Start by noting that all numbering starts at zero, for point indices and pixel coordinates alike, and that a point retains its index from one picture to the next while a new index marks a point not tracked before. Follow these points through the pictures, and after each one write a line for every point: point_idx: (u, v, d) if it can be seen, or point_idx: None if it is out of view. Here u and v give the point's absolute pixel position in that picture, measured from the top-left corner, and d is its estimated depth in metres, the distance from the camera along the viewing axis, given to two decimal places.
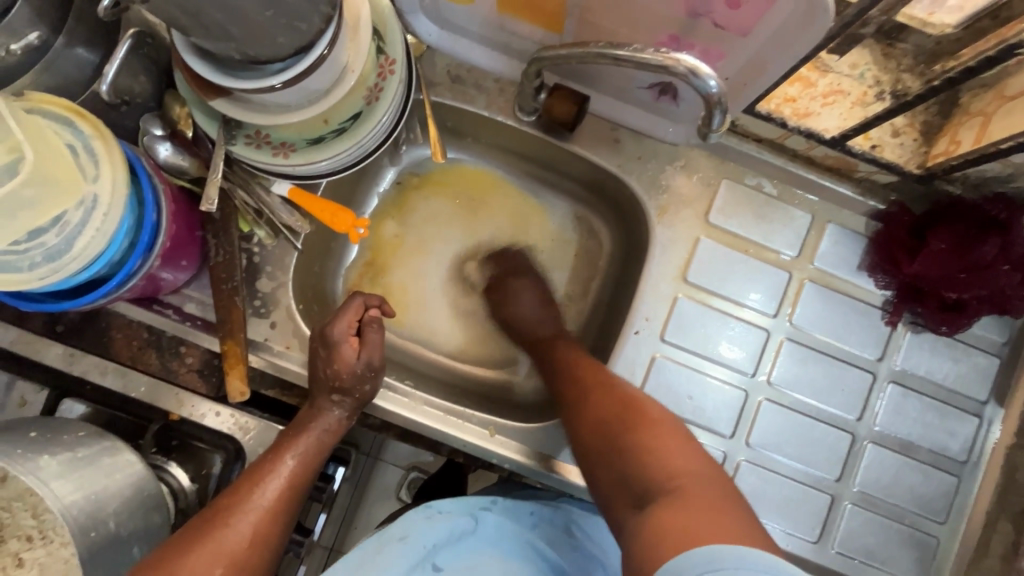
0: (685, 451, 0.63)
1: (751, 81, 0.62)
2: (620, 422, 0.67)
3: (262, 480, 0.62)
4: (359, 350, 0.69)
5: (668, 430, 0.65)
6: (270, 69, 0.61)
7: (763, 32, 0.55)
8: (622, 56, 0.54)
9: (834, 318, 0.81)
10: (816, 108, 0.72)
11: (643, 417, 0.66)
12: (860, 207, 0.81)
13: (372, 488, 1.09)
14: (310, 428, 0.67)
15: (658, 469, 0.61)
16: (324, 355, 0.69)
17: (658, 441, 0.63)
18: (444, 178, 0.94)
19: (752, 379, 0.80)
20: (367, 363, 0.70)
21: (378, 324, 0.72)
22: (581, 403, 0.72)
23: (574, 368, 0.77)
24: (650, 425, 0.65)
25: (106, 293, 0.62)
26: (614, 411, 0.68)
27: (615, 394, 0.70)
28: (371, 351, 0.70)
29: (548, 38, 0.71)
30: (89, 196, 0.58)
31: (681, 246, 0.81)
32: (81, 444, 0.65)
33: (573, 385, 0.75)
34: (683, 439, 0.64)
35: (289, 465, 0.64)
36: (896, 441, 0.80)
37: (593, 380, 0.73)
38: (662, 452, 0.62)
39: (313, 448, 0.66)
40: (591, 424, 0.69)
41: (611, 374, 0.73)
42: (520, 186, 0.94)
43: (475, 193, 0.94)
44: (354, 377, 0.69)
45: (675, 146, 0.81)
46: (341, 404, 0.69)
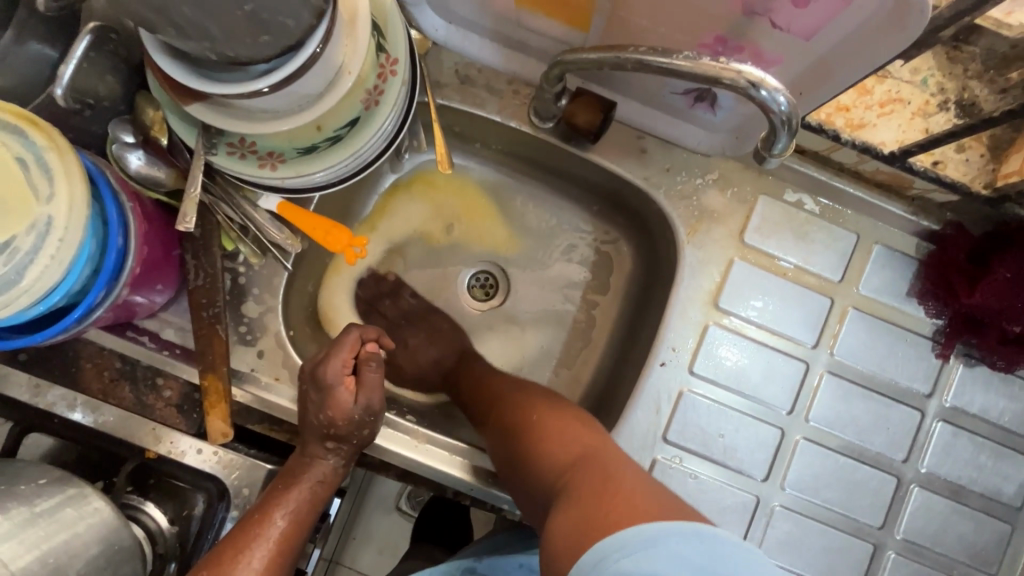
0: (581, 439, 0.59)
1: (808, 91, 0.54)
2: (516, 429, 0.64)
3: (248, 544, 0.55)
4: (356, 393, 0.61)
5: (558, 424, 0.62)
6: (253, 70, 0.53)
7: (833, 35, 0.47)
8: (668, 64, 0.46)
9: (879, 349, 0.74)
10: (871, 119, 0.64)
11: (532, 418, 0.64)
12: (911, 227, 0.73)
13: (371, 500, 1.01)
14: (300, 481, 0.60)
15: (553, 466, 0.58)
16: (317, 400, 0.61)
17: (547, 441, 0.60)
18: (433, 186, 0.85)
19: (788, 417, 0.73)
20: (366, 408, 0.61)
21: (377, 360, 0.62)
22: (484, 418, 0.69)
23: (474, 382, 0.74)
24: (538, 430, 0.62)
25: (66, 328, 0.54)
26: (509, 419, 0.65)
27: (509, 400, 0.68)
28: (371, 395, 0.61)
29: (570, 36, 0.62)
30: (42, 219, 0.50)
31: (713, 268, 0.73)
32: (41, 495, 0.58)
33: (478, 399, 0.72)
34: (576, 427, 0.61)
35: (280, 526, 0.57)
36: (945, 485, 0.73)
37: (491, 388, 0.71)
38: (555, 450, 0.59)
39: (305, 502, 0.59)
40: (494, 437, 0.67)
41: (510, 382, 0.71)
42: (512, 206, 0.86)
43: (467, 203, 0.86)
44: (353, 423, 0.61)
45: (708, 157, 0.73)
46: (335, 453, 0.61)
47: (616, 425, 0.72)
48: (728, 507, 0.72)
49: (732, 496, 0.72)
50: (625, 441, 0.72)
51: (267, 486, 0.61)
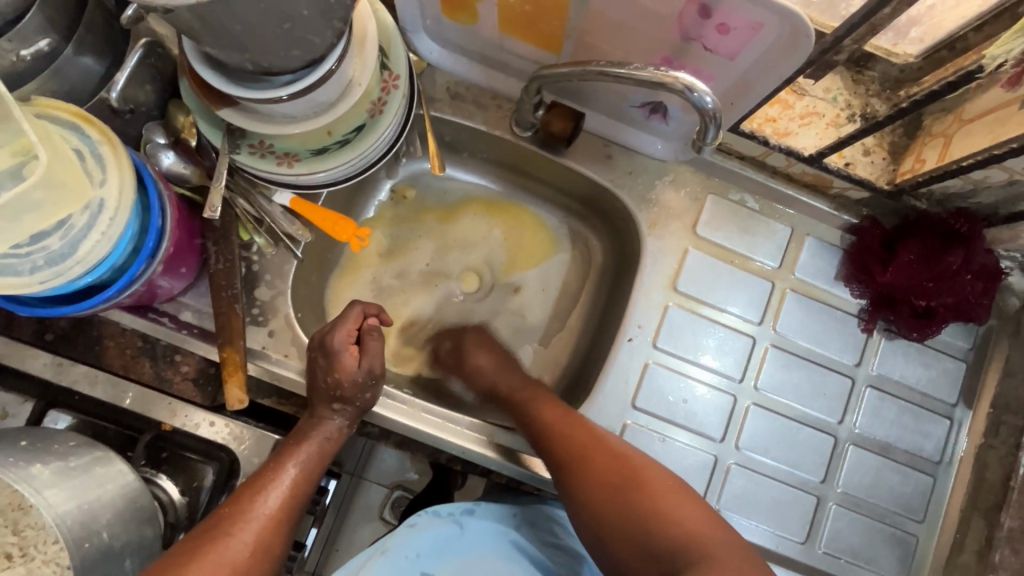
0: (692, 508, 0.66)
1: (736, 102, 0.67)
2: (628, 488, 0.68)
3: (262, 487, 0.63)
4: (359, 358, 0.70)
5: (665, 489, 0.68)
6: (278, 80, 0.63)
7: (749, 56, 0.59)
8: (623, 74, 0.58)
9: (815, 324, 0.86)
10: (794, 128, 0.78)
11: (642, 480, 0.69)
12: (836, 221, 0.87)
13: (356, 507, 1.05)
14: (310, 437, 0.68)
15: (678, 532, 0.64)
16: (327, 366, 0.70)
17: (669, 507, 0.66)
18: (494, 207, 0.97)
19: (740, 385, 0.84)
20: (369, 370, 0.70)
21: (378, 331, 0.73)
22: (572, 468, 0.71)
23: (546, 425, 0.75)
24: (654, 491, 0.67)
25: (106, 299, 0.62)
26: (611, 474, 0.69)
27: (606, 457, 0.71)
28: (373, 360, 0.71)
29: (545, 58, 0.74)
30: (95, 201, 0.59)
31: (671, 257, 0.85)
32: (72, 454, 0.64)
33: (562, 448, 0.73)
34: (682, 493, 0.68)
35: (291, 473, 0.65)
36: (875, 442, 0.84)
37: (577, 434, 0.73)
38: (672, 514, 0.65)
39: (314, 455, 0.67)
40: (591, 491, 0.69)
41: (590, 428, 0.74)
42: (570, 230, 0.97)
43: (513, 233, 0.97)
44: (361, 384, 0.70)
45: (664, 163, 0.85)
46: (340, 412, 0.70)
47: (591, 395, 0.82)
48: (691, 466, 0.81)
49: (693, 456, 0.81)
50: (599, 407, 0.81)
51: (279, 443, 0.69)
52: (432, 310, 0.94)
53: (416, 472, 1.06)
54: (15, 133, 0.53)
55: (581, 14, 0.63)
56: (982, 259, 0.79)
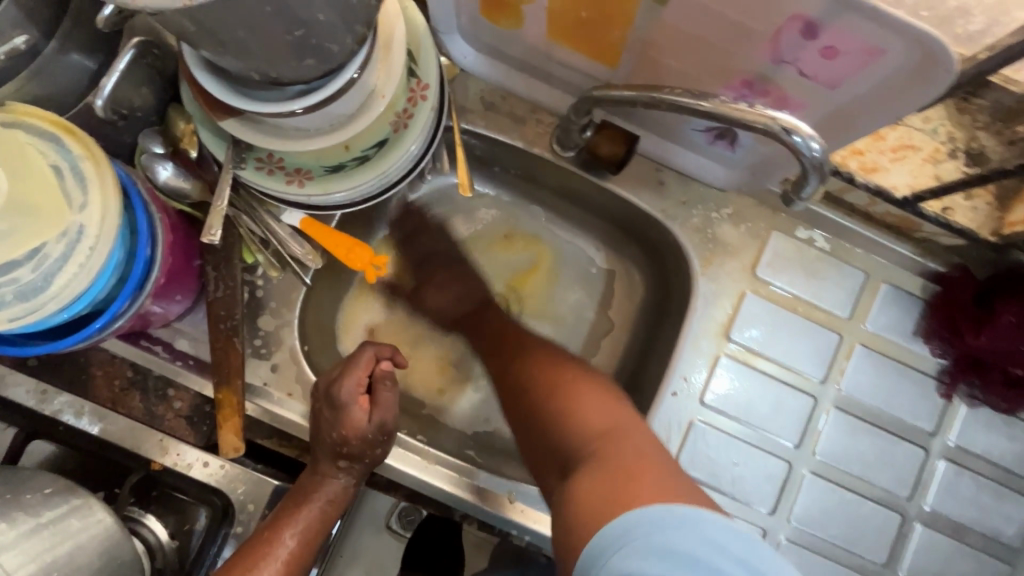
0: (613, 411, 0.62)
1: (834, 136, 0.55)
2: (558, 391, 0.65)
3: (257, 562, 0.57)
4: (370, 412, 0.62)
5: (589, 395, 0.64)
6: (289, 91, 0.54)
7: (858, 85, 0.48)
8: (703, 107, 0.48)
9: (886, 385, 0.75)
10: (884, 163, 0.67)
11: (568, 382, 0.65)
12: (917, 269, 0.76)
13: None
14: (311, 501, 0.61)
15: (583, 433, 0.61)
16: (332, 421, 0.62)
17: (576, 404, 0.63)
18: (518, 231, 0.87)
19: (795, 450, 0.74)
20: (379, 427, 0.62)
21: (390, 378, 0.64)
22: (502, 375, 0.71)
23: (482, 326, 0.76)
24: (569, 389, 0.65)
25: (88, 337, 0.54)
26: (530, 372, 0.68)
27: (545, 363, 0.68)
28: (384, 414, 0.63)
29: (598, 71, 0.64)
30: (74, 227, 0.50)
31: (725, 300, 0.75)
32: (46, 506, 0.57)
33: (489, 347, 0.74)
34: (606, 397, 0.64)
35: (288, 544, 0.59)
36: (947, 523, 0.74)
37: (519, 344, 0.72)
38: (585, 413, 0.62)
39: (316, 521, 0.61)
40: (511, 389, 0.69)
41: (530, 335, 0.73)
42: (605, 257, 0.87)
43: (541, 259, 0.88)
44: (374, 441, 0.62)
45: (723, 192, 0.75)
46: (347, 471, 0.63)
47: None
48: None
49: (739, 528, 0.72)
50: None
51: (284, 496, 0.62)
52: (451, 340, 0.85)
53: None
54: None
55: (648, 24, 0.53)
56: None
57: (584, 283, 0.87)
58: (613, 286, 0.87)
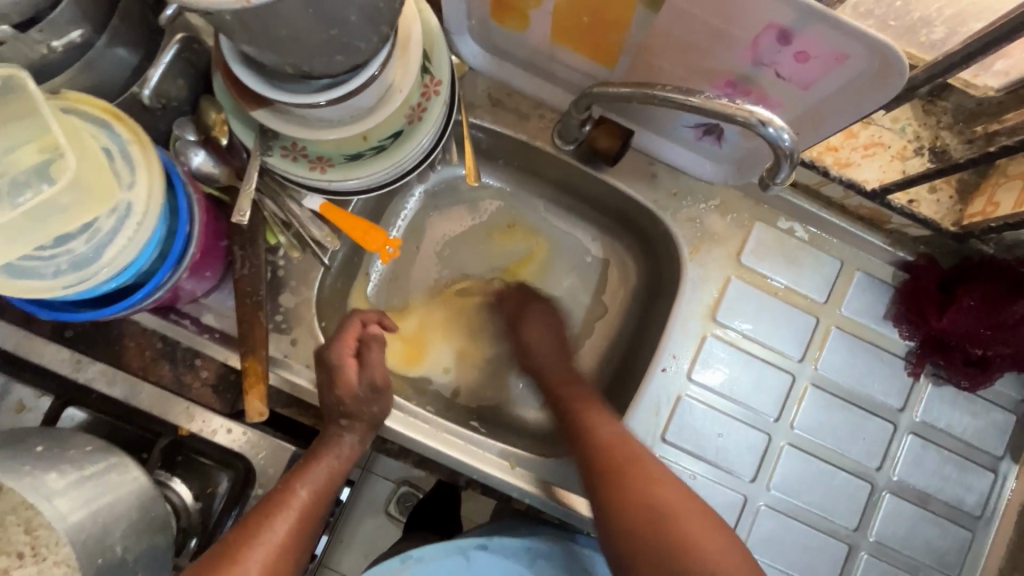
0: (699, 517, 0.65)
1: (804, 132, 0.62)
2: (645, 492, 0.67)
3: (273, 510, 0.62)
4: (360, 370, 0.68)
5: (674, 495, 0.67)
6: (316, 84, 0.60)
7: (828, 86, 0.55)
8: (689, 102, 0.54)
9: (858, 365, 0.81)
10: (857, 159, 0.73)
11: (652, 481, 0.68)
12: (888, 258, 0.82)
13: (360, 501, 1.00)
14: (322, 458, 0.66)
15: (675, 541, 0.63)
16: (327, 382, 0.67)
17: (668, 506, 0.66)
18: (519, 222, 0.93)
19: (775, 423, 0.80)
20: (370, 384, 0.68)
21: (378, 341, 0.71)
22: (589, 465, 0.71)
23: (571, 413, 0.77)
24: (655, 489, 0.67)
25: (131, 305, 0.59)
26: (625, 471, 0.69)
27: (635, 465, 0.69)
28: (374, 371, 0.68)
29: (597, 71, 0.70)
30: (123, 203, 0.56)
31: (712, 285, 0.81)
32: (88, 461, 0.62)
33: (574, 434, 0.75)
34: (691, 500, 0.67)
35: (301, 496, 0.63)
36: (913, 492, 0.81)
37: (605, 440, 0.72)
38: (678, 518, 0.65)
39: (329, 477, 0.65)
40: (603, 485, 0.69)
41: (616, 425, 0.74)
42: (602, 245, 0.93)
43: (541, 247, 0.94)
44: (369, 398, 0.68)
45: (711, 185, 0.81)
46: (349, 430, 0.67)
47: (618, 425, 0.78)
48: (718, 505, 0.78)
49: (723, 494, 0.78)
50: None
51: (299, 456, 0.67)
52: (456, 321, 0.90)
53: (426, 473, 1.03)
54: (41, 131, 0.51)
55: (644, 29, 0.59)
56: None
57: (582, 271, 0.93)
58: (608, 273, 0.93)
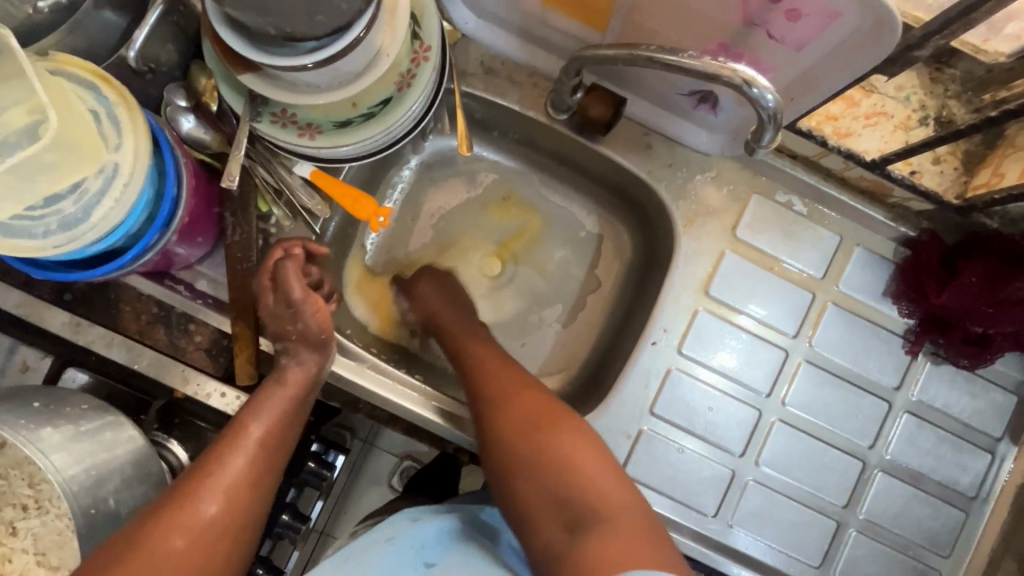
0: (605, 466, 0.64)
1: (799, 96, 0.60)
2: (545, 434, 0.65)
3: (228, 445, 0.63)
4: (272, 289, 0.70)
5: (575, 443, 0.65)
6: (302, 47, 0.59)
7: (822, 47, 0.53)
8: (675, 62, 0.52)
9: (854, 342, 0.80)
10: (857, 129, 0.71)
11: (555, 429, 0.66)
12: (890, 233, 0.80)
13: (365, 474, 1.04)
14: (271, 392, 0.67)
15: (583, 490, 0.62)
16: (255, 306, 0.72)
17: (566, 454, 0.64)
18: (514, 197, 0.93)
19: (766, 399, 0.79)
20: (285, 300, 0.69)
21: (291, 257, 0.71)
22: (496, 410, 0.69)
23: (484, 367, 0.74)
24: (551, 435, 0.65)
25: (121, 266, 0.61)
26: (524, 416, 0.67)
27: (518, 418, 0.67)
28: (282, 287, 0.69)
29: (589, 36, 0.68)
30: (109, 164, 0.56)
31: (706, 258, 0.79)
32: (84, 418, 0.63)
33: (482, 385, 0.72)
34: (595, 446, 0.65)
35: (257, 431, 0.64)
36: (906, 471, 0.80)
37: (507, 387, 0.70)
38: (581, 469, 0.63)
39: (280, 409, 0.66)
40: (506, 431, 0.67)
41: (517, 376, 0.72)
42: (598, 218, 0.92)
43: (535, 219, 0.93)
44: (294, 313, 0.69)
45: (707, 156, 0.79)
46: (285, 355, 0.70)
47: (608, 396, 0.78)
48: (706, 478, 0.78)
49: (710, 468, 0.78)
50: (613, 411, 0.78)
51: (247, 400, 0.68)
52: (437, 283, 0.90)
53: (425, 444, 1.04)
54: (27, 91, 0.52)
55: None
56: None
57: (576, 245, 0.93)
58: (603, 247, 0.92)
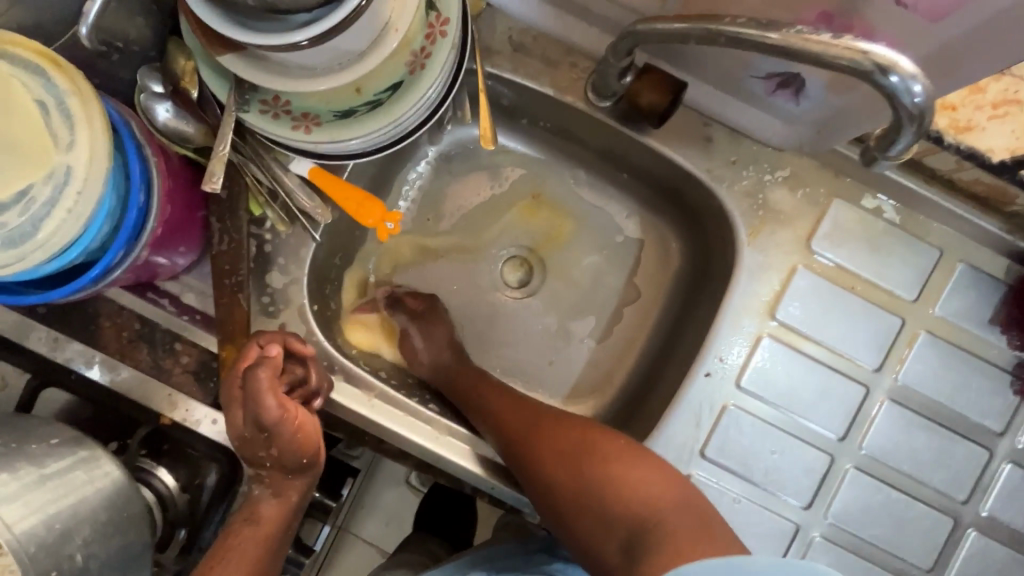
0: (652, 478, 0.62)
1: (927, 82, 0.46)
2: (586, 460, 0.63)
3: None
4: (243, 408, 0.58)
5: (618, 461, 0.63)
6: (294, 21, 0.48)
7: (973, 16, 0.39)
8: (768, 40, 0.40)
9: (951, 378, 0.67)
10: (982, 121, 0.56)
11: (598, 451, 0.64)
12: (1003, 247, 0.66)
13: (379, 474, 0.94)
14: (240, 529, 0.61)
15: (635, 503, 0.61)
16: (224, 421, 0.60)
17: (615, 474, 0.62)
18: (544, 197, 0.81)
19: (840, 443, 0.67)
20: (255, 423, 0.57)
21: (258, 364, 0.57)
22: (523, 446, 0.66)
23: (480, 403, 0.71)
24: (598, 456, 0.63)
25: (81, 288, 0.51)
26: (562, 445, 0.65)
27: (552, 445, 0.65)
28: (252, 408, 0.57)
29: (643, 4, 0.55)
30: (61, 168, 0.47)
31: (774, 275, 0.67)
32: (50, 458, 0.55)
33: (492, 421, 0.69)
34: (641, 459, 0.63)
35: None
36: (1006, 532, 0.67)
37: (534, 419, 0.68)
38: (630, 484, 0.61)
39: (252, 553, 0.60)
40: (545, 462, 0.64)
41: (536, 405, 0.70)
42: (642, 220, 0.80)
43: (568, 220, 0.82)
44: (273, 432, 0.58)
45: (780, 152, 0.66)
46: (258, 480, 0.63)
47: (651, 434, 0.67)
48: (764, 532, 0.67)
49: (769, 521, 0.67)
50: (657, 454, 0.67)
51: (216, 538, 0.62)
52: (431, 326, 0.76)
53: None
54: None
55: None
56: None
57: (613, 252, 0.81)
58: (644, 254, 0.80)
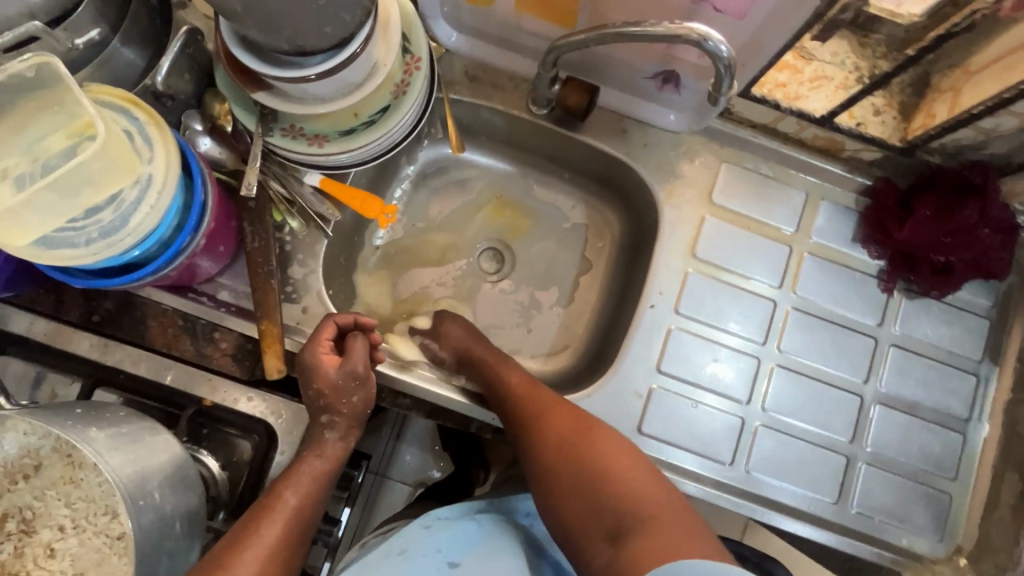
0: (640, 472, 0.68)
1: (749, 60, 0.69)
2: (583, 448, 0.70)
3: (261, 516, 0.64)
4: (339, 363, 0.73)
5: (612, 452, 0.69)
6: (308, 62, 0.66)
7: (760, 12, 0.62)
8: (637, 33, 0.61)
9: (834, 287, 0.87)
10: (805, 91, 0.80)
11: (597, 444, 0.70)
12: (850, 185, 0.88)
13: (380, 507, 1.05)
14: (305, 458, 0.70)
15: (620, 493, 0.66)
16: (307, 381, 0.74)
17: (608, 463, 0.68)
18: (505, 203, 1.00)
19: (763, 347, 0.85)
20: (350, 373, 0.73)
21: (357, 335, 0.76)
22: (535, 430, 0.74)
23: (501, 388, 0.80)
24: (595, 445, 0.70)
25: (153, 271, 0.66)
26: (565, 431, 0.72)
27: (562, 434, 0.72)
28: (354, 360, 0.73)
29: (559, 34, 0.78)
30: (144, 175, 0.62)
31: (688, 224, 0.86)
32: (123, 422, 0.66)
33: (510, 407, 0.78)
34: (632, 455, 0.69)
35: (291, 501, 0.66)
36: (901, 402, 0.85)
37: (547, 405, 0.76)
38: (618, 475, 0.67)
39: (315, 481, 0.69)
40: (550, 445, 0.72)
41: (549, 395, 0.77)
42: (586, 204, 1.00)
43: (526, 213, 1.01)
44: (340, 391, 0.73)
45: (677, 135, 0.88)
46: (331, 426, 0.73)
47: (617, 359, 0.83)
48: (717, 429, 0.82)
49: (719, 418, 0.82)
50: (622, 374, 0.82)
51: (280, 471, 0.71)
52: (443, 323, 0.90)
53: (438, 470, 1.07)
54: (75, 114, 0.59)
55: None
56: (999, 213, 0.80)
57: (566, 234, 1.00)
58: (592, 232, 1.00)
